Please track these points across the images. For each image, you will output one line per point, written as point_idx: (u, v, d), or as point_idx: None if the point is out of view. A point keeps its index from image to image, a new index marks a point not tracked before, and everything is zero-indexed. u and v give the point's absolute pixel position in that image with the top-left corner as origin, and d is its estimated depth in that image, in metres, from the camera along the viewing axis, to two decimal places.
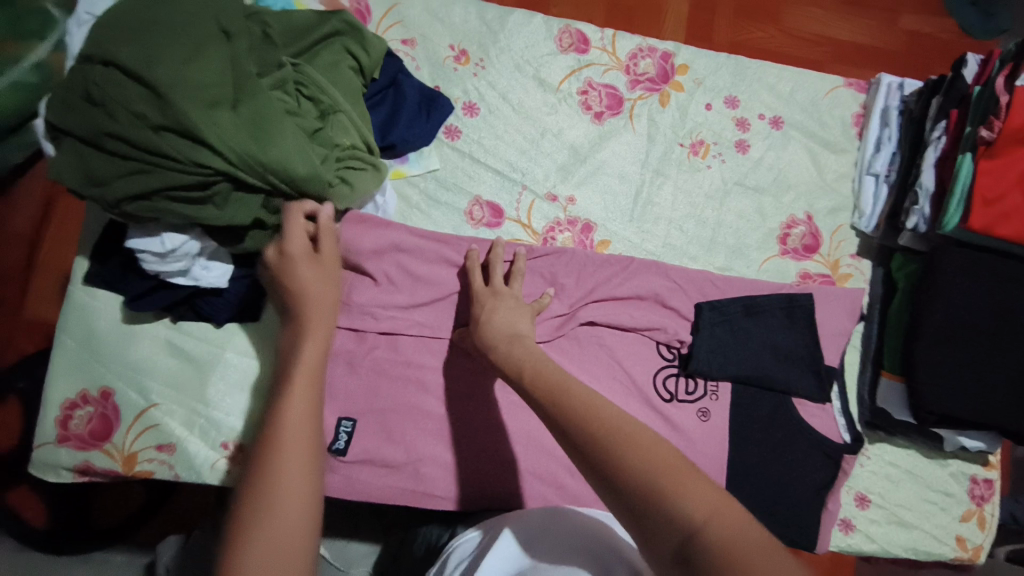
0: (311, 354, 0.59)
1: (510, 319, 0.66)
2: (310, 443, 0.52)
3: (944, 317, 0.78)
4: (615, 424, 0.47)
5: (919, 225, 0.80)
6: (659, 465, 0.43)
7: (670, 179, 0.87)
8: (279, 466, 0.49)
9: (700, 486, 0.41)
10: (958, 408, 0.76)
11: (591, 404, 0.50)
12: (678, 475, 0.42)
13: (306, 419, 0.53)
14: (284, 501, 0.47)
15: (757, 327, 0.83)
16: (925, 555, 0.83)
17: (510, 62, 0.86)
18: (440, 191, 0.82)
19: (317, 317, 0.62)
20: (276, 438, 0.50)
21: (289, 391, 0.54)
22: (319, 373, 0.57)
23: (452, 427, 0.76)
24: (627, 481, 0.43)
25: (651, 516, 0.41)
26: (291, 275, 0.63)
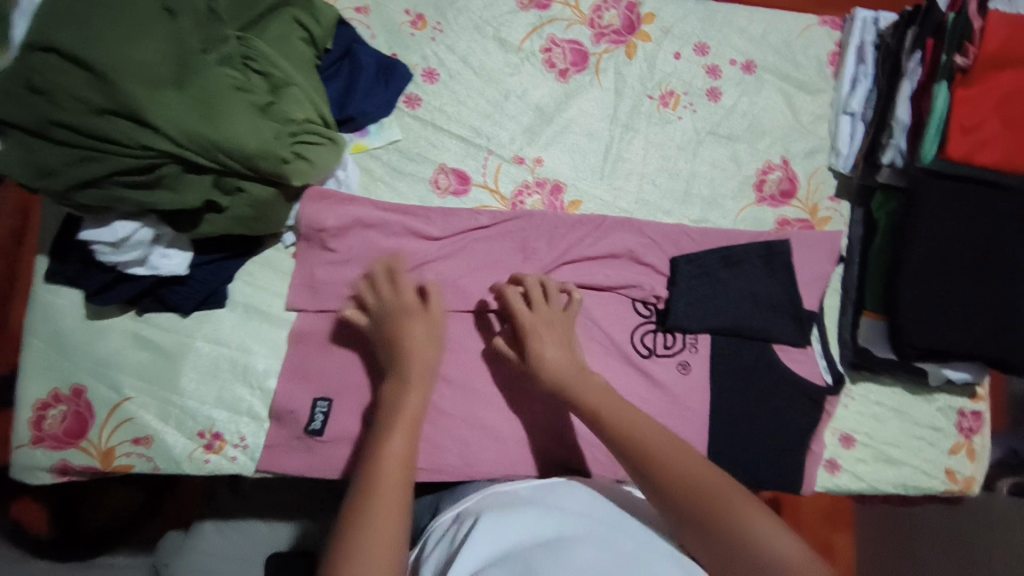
0: (414, 407, 0.61)
1: (564, 353, 0.68)
2: (404, 486, 0.55)
3: (926, 253, 0.77)
4: (704, 476, 0.55)
5: (897, 159, 0.79)
6: (743, 508, 0.52)
7: (640, 133, 0.85)
8: (382, 509, 0.52)
9: (780, 530, 0.51)
10: (940, 341, 0.76)
11: (660, 448, 0.57)
12: (750, 510, 0.52)
13: (401, 466, 0.56)
14: (382, 540, 0.50)
15: (735, 277, 0.82)
16: (915, 490, 0.84)
17: (468, 22, 0.83)
18: (404, 162, 0.80)
19: (422, 362, 0.65)
20: (371, 483, 0.54)
21: (390, 436, 0.58)
22: (416, 424, 0.60)
23: (431, 399, 0.77)
24: (717, 530, 0.52)
25: (738, 556, 0.51)
26: (401, 325, 0.67)
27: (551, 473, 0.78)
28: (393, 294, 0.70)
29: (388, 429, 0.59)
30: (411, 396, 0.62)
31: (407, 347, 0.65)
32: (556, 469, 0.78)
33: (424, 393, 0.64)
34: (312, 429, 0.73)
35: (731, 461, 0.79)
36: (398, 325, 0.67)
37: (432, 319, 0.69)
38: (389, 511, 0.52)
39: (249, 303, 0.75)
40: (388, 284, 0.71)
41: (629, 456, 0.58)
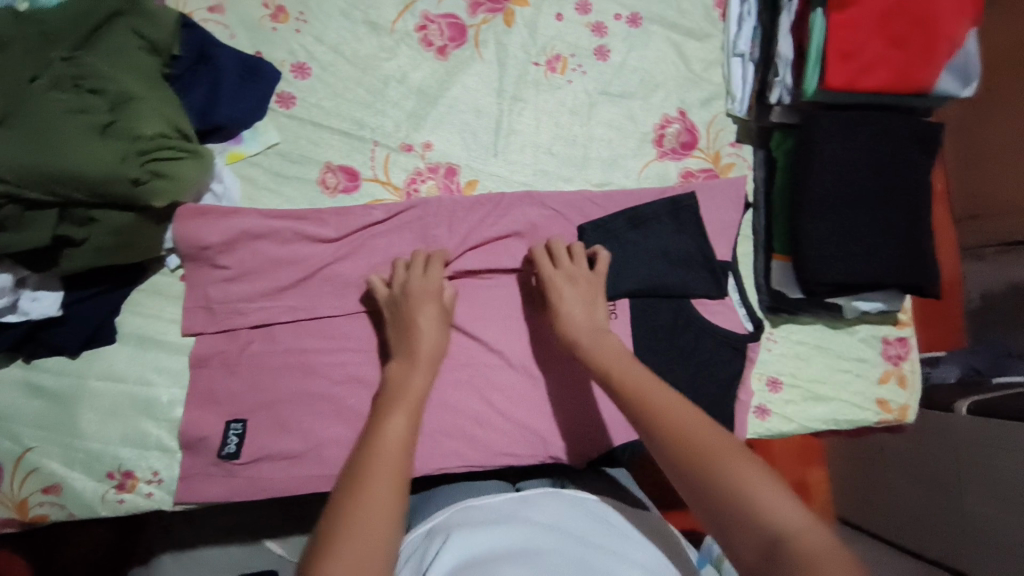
0: (416, 388, 0.61)
1: (584, 307, 0.69)
2: (406, 461, 0.54)
3: (825, 186, 0.75)
4: (697, 431, 0.51)
5: (784, 97, 0.77)
6: (737, 467, 0.48)
7: (529, 103, 0.82)
8: (381, 479, 0.50)
9: (782, 496, 0.46)
10: (849, 275, 0.75)
11: (656, 402, 0.55)
12: (744, 467, 0.48)
13: (402, 446, 0.54)
14: (383, 505, 0.49)
15: (645, 238, 0.81)
16: (847, 423, 0.85)
17: (332, 8, 0.79)
18: (286, 165, 0.76)
19: (424, 348, 0.65)
20: (371, 457, 0.52)
21: (391, 413, 0.58)
22: (418, 406, 0.60)
23: (350, 405, 0.74)
24: (714, 488, 0.48)
25: (732, 519, 0.46)
26: (417, 311, 0.68)
27: (486, 460, 0.76)
28: (405, 278, 0.71)
29: (391, 408, 0.58)
30: (415, 376, 0.62)
31: (419, 330, 0.66)
32: (491, 454, 0.76)
33: (429, 375, 0.64)
34: (226, 453, 0.71)
35: None
36: (413, 305, 0.68)
37: (445, 313, 0.70)
38: (383, 477, 0.50)
39: (143, 333, 0.72)
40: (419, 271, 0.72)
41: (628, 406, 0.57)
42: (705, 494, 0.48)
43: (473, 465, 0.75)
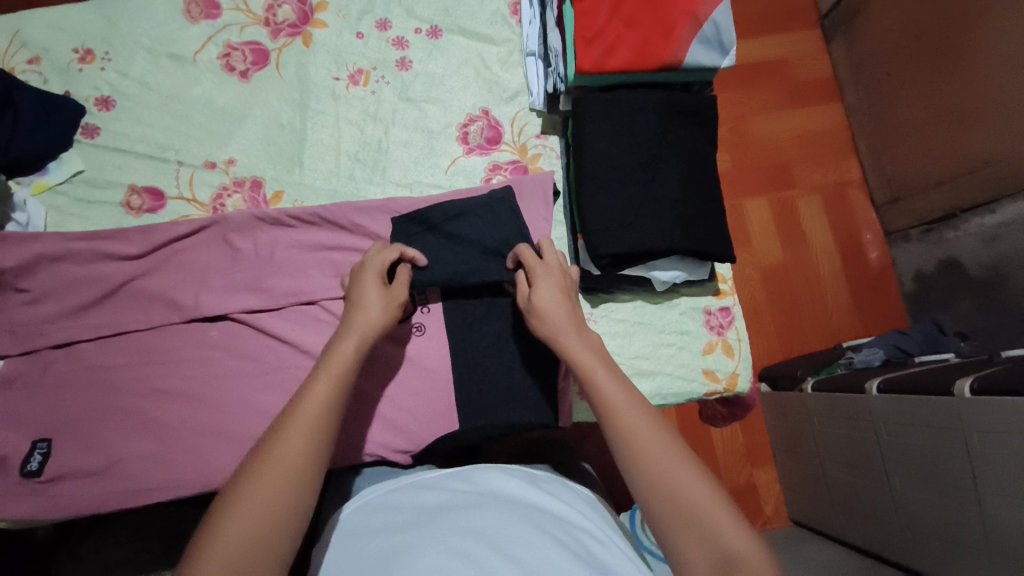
0: (344, 353, 0.61)
1: (559, 298, 0.68)
2: (325, 426, 0.55)
3: (598, 164, 0.79)
4: (664, 450, 0.54)
5: (559, 85, 0.83)
6: (707, 501, 0.50)
7: (331, 114, 0.87)
8: (294, 439, 0.53)
9: (739, 523, 0.49)
10: (627, 245, 0.77)
11: (633, 418, 0.56)
12: (687, 472, 0.52)
13: (322, 408, 0.56)
14: (288, 459, 0.51)
15: (464, 229, 0.81)
16: (674, 397, 0.84)
17: (136, 46, 0.85)
18: (91, 190, 0.81)
19: (368, 317, 0.64)
20: (293, 412, 0.55)
21: (311, 381, 0.57)
22: (348, 370, 0.60)
23: (156, 417, 0.75)
24: (666, 488, 0.52)
25: (686, 521, 0.50)
26: (361, 293, 0.67)
27: None
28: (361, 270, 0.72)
29: (318, 371, 0.58)
30: (343, 340, 0.62)
31: (358, 309, 0.65)
32: None
33: (361, 342, 0.63)
34: (26, 470, 0.71)
35: (478, 405, 0.80)
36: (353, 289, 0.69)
37: (392, 290, 0.69)
38: (295, 435, 0.53)
39: None
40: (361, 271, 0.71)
41: (602, 414, 0.58)
42: (666, 510, 0.51)
43: None
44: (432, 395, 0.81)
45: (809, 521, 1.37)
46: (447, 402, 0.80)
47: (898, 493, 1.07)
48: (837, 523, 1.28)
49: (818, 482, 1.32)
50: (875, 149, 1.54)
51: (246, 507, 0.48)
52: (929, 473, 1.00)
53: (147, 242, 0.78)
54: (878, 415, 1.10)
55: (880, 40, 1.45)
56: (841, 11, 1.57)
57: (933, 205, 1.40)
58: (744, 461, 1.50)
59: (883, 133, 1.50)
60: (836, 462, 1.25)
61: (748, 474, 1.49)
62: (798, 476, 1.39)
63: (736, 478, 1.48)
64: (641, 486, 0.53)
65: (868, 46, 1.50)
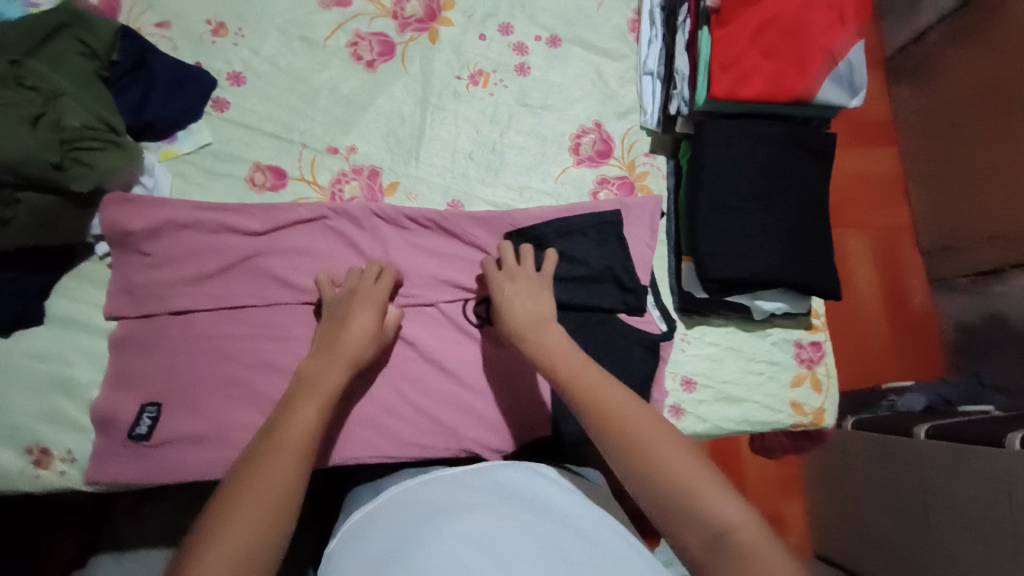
0: (330, 383, 0.64)
1: (530, 306, 0.70)
2: (305, 451, 0.57)
3: (716, 190, 0.80)
4: (658, 443, 0.54)
5: (682, 108, 0.83)
6: (683, 467, 0.52)
7: (451, 112, 0.88)
8: (280, 455, 0.55)
9: (728, 495, 0.50)
10: (739, 272, 0.77)
11: (619, 416, 0.56)
12: (679, 459, 0.52)
13: (308, 430, 0.58)
14: (275, 479, 0.52)
15: (571, 247, 0.85)
16: (760, 425, 0.86)
17: (270, 26, 0.87)
18: (218, 163, 0.82)
19: (355, 347, 0.68)
20: (274, 438, 0.57)
21: (300, 403, 0.61)
22: (332, 395, 0.63)
23: (264, 392, 0.76)
24: (660, 483, 0.51)
25: (681, 514, 0.50)
26: (352, 316, 0.70)
27: (397, 449, 0.77)
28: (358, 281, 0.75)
29: (304, 396, 0.61)
30: (331, 370, 0.65)
31: (347, 333, 0.69)
32: (400, 445, 0.78)
33: (345, 371, 0.66)
34: (137, 433, 0.73)
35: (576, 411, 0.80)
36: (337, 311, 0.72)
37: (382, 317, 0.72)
38: (274, 461, 0.54)
39: (67, 316, 0.76)
40: (355, 284, 0.74)
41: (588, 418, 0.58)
42: (662, 504, 0.51)
43: (383, 455, 0.77)
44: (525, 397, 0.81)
45: (835, 558, 1.35)
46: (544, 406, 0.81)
47: (938, 537, 1.06)
48: (868, 564, 1.26)
49: (853, 521, 1.30)
50: (928, 195, 1.55)
51: (227, 538, 0.47)
52: (973, 521, 1.00)
53: (271, 218, 0.80)
54: (921, 458, 1.12)
55: (943, 89, 1.47)
56: (910, 54, 1.57)
57: (982, 260, 1.41)
58: (776, 492, 1.46)
59: (942, 180, 1.50)
60: (881, 504, 1.23)
61: (778, 505, 1.45)
62: (832, 512, 1.36)
63: (767, 506, 1.44)
64: (620, 464, 0.54)
65: (935, 94, 1.49)
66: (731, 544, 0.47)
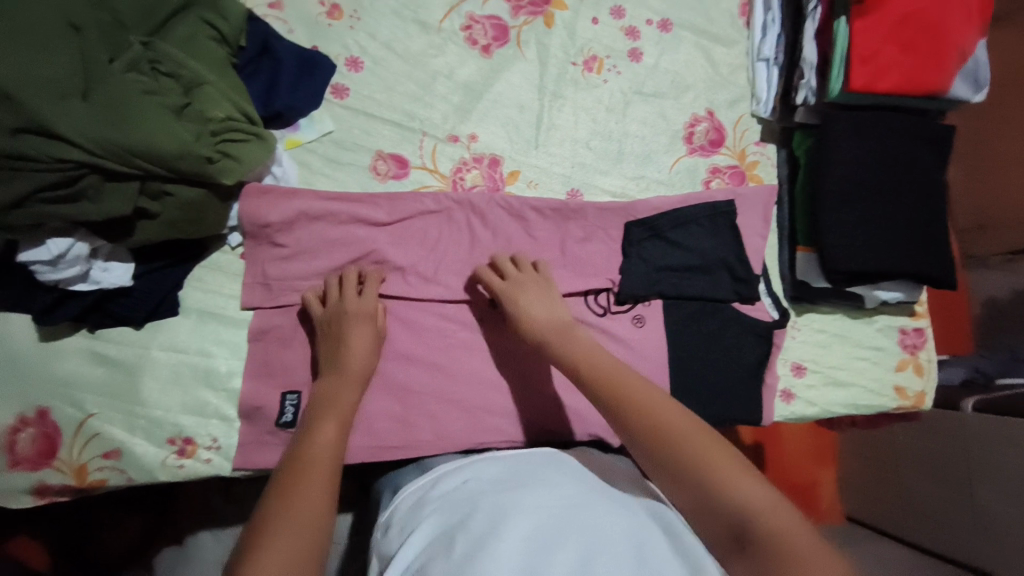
0: (347, 401, 0.66)
1: (550, 309, 0.72)
2: (333, 469, 0.58)
3: (842, 180, 0.81)
4: (688, 438, 0.56)
5: (809, 98, 0.84)
6: (710, 460, 0.54)
7: (568, 100, 0.88)
8: (310, 477, 0.55)
9: (755, 485, 0.52)
10: (865, 264, 0.80)
11: (654, 412, 0.58)
12: (708, 451, 0.55)
13: (333, 449, 0.59)
14: (315, 505, 0.53)
15: (686, 237, 0.86)
16: (866, 408, 0.89)
17: (385, 8, 0.84)
18: (339, 152, 0.81)
19: (360, 365, 0.69)
20: (302, 456, 0.58)
21: (322, 420, 0.62)
22: (350, 415, 0.65)
23: (399, 380, 0.78)
24: (691, 472, 0.54)
25: (713, 503, 0.52)
26: (347, 336, 0.70)
27: (525, 436, 0.79)
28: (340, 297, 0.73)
29: (324, 416, 0.63)
30: (349, 390, 0.67)
31: (347, 350, 0.69)
32: (531, 433, 0.79)
33: (360, 390, 0.68)
34: (284, 421, 0.74)
35: (693, 397, 0.83)
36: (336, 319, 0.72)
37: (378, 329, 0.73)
38: (311, 481, 0.55)
39: (203, 308, 0.75)
40: (332, 295, 0.74)
41: (614, 411, 0.60)
42: (693, 498, 0.53)
43: (514, 441, 0.79)
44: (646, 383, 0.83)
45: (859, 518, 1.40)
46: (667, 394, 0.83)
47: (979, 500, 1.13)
48: (894, 527, 1.32)
49: (889, 483, 1.32)
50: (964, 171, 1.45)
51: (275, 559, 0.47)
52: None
53: (397, 208, 0.80)
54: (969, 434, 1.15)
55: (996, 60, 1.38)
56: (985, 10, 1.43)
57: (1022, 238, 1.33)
58: (810, 459, 1.47)
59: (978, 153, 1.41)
60: (919, 466, 1.26)
61: (812, 472, 1.46)
62: (865, 476, 1.38)
63: (799, 472, 1.45)
64: (648, 454, 0.57)
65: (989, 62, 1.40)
66: (762, 530, 0.49)
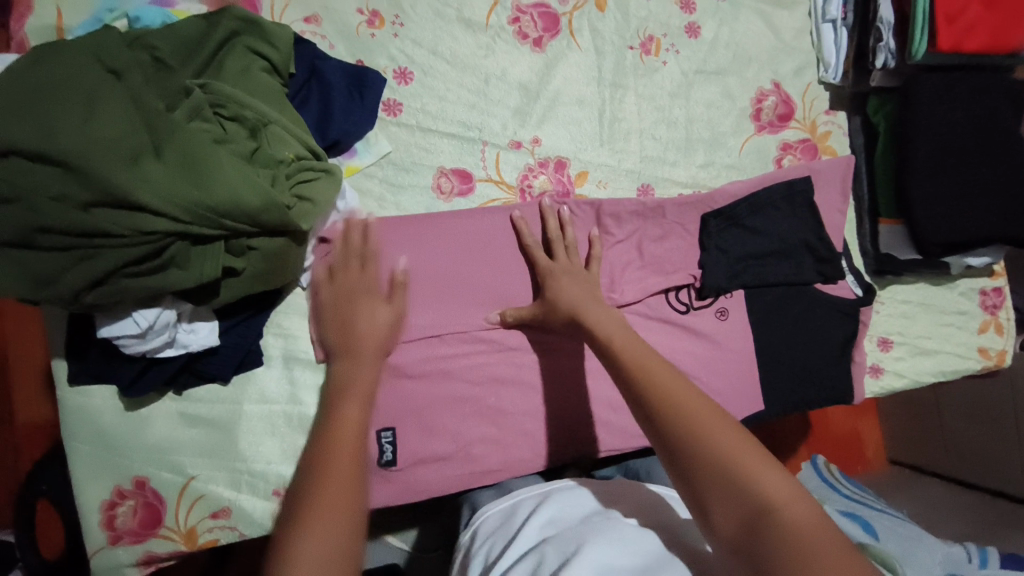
0: (359, 380, 0.58)
1: (581, 287, 0.69)
2: (360, 450, 0.51)
3: (932, 147, 0.78)
4: (729, 440, 0.48)
5: (889, 61, 0.80)
6: (748, 465, 0.46)
7: (630, 89, 0.83)
8: (336, 462, 0.49)
9: (776, 476, 0.46)
10: (961, 233, 0.78)
11: (683, 407, 0.51)
12: (748, 456, 0.47)
13: (356, 428, 0.53)
14: (340, 490, 0.47)
15: (765, 222, 0.82)
16: (953, 373, 0.88)
17: (428, 10, 0.78)
18: (401, 174, 0.77)
19: (367, 342, 0.62)
20: (329, 434, 0.52)
21: (344, 403, 0.55)
22: (370, 393, 0.57)
23: (492, 404, 0.76)
24: (724, 479, 0.46)
25: (747, 519, 0.44)
26: (360, 309, 0.64)
27: (622, 442, 0.79)
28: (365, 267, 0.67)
29: (342, 400, 0.56)
30: (358, 368, 0.60)
31: (364, 326, 0.63)
32: (629, 442, 0.79)
33: (374, 364, 0.61)
34: (385, 460, 0.72)
35: (785, 384, 0.81)
36: (351, 294, 0.66)
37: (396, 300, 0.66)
38: (336, 465, 0.49)
39: (288, 353, 0.73)
40: (357, 262, 0.67)
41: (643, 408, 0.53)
42: (728, 513, 0.45)
43: (612, 450, 0.78)
44: (738, 377, 0.81)
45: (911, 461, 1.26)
46: (756, 382, 0.81)
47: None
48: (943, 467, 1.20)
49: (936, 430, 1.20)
50: None
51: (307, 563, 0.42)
52: None
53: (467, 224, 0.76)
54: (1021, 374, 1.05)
55: None
56: None
57: None
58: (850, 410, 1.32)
59: None
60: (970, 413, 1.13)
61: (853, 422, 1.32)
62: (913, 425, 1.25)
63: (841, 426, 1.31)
64: (676, 456, 0.49)
65: None
66: (804, 551, 0.41)
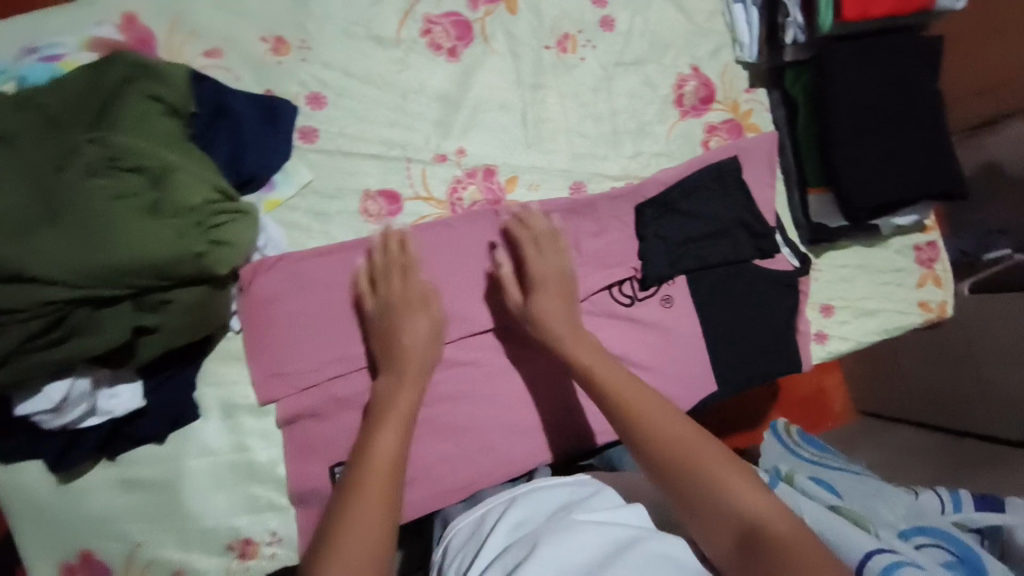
0: (401, 406, 0.60)
1: (547, 302, 0.68)
2: (395, 484, 0.54)
3: (849, 116, 0.79)
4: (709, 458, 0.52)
5: (798, 36, 0.82)
6: (727, 480, 0.51)
7: (551, 89, 0.82)
8: (364, 505, 0.52)
9: (756, 492, 0.50)
10: (885, 195, 0.79)
11: (663, 433, 0.55)
12: (726, 471, 0.51)
13: (392, 463, 0.55)
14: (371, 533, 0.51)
15: (698, 205, 0.82)
16: (897, 330, 0.91)
17: (334, 30, 0.75)
18: (325, 201, 0.74)
19: (417, 364, 0.64)
20: (361, 471, 0.54)
21: (381, 430, 0.58)
22: (409, 420, 0.59)
23: (447, 423, 0.74)
24: (703, 498, 0.51)
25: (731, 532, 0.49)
26: (401, 322, 0.66)
27: (584, 442, 0.78)
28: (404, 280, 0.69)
29: (376, 426, 0.58)
30: (402, 393, 0.61)
31: (405, 341, 0.65)
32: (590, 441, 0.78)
33: (416, 388, 0.63)
34: None
35: (736, 362, 0.82)
36: (386, 319, 0.67)
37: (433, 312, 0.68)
38: (371, 506, 0.52)
39: (226, 400, 0.70)
40: (398, 274, 0.69)
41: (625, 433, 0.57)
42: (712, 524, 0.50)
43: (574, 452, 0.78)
44: (689, 362, 0.81)
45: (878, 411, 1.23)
46: (707, 364, 0.81)
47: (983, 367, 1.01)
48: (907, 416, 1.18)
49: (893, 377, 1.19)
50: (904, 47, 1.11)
51: None
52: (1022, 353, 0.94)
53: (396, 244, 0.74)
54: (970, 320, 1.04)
55: None
56: None
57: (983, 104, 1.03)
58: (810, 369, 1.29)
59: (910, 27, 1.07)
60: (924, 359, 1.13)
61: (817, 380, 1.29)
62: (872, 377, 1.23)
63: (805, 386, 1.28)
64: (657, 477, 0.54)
65: None
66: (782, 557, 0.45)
